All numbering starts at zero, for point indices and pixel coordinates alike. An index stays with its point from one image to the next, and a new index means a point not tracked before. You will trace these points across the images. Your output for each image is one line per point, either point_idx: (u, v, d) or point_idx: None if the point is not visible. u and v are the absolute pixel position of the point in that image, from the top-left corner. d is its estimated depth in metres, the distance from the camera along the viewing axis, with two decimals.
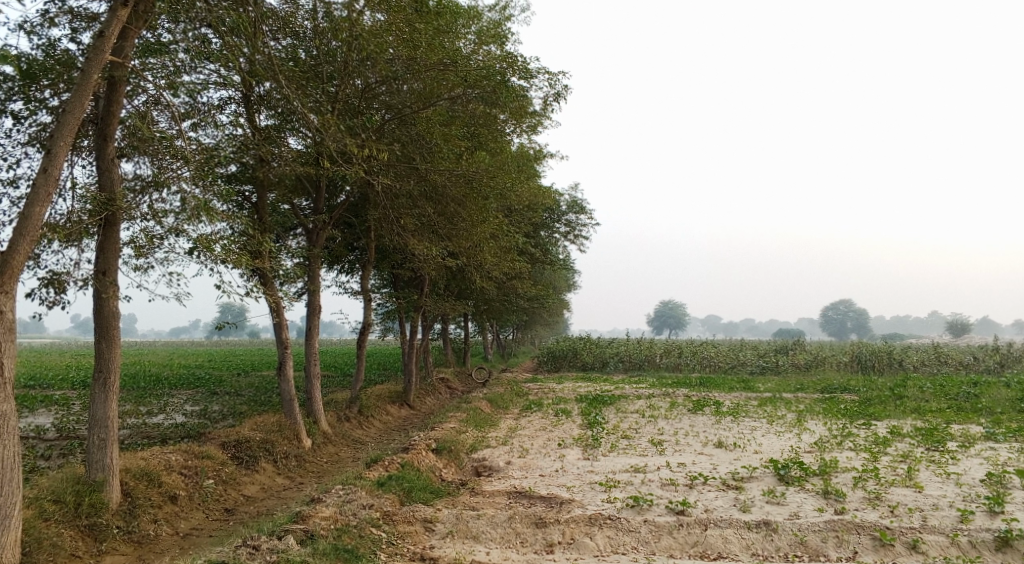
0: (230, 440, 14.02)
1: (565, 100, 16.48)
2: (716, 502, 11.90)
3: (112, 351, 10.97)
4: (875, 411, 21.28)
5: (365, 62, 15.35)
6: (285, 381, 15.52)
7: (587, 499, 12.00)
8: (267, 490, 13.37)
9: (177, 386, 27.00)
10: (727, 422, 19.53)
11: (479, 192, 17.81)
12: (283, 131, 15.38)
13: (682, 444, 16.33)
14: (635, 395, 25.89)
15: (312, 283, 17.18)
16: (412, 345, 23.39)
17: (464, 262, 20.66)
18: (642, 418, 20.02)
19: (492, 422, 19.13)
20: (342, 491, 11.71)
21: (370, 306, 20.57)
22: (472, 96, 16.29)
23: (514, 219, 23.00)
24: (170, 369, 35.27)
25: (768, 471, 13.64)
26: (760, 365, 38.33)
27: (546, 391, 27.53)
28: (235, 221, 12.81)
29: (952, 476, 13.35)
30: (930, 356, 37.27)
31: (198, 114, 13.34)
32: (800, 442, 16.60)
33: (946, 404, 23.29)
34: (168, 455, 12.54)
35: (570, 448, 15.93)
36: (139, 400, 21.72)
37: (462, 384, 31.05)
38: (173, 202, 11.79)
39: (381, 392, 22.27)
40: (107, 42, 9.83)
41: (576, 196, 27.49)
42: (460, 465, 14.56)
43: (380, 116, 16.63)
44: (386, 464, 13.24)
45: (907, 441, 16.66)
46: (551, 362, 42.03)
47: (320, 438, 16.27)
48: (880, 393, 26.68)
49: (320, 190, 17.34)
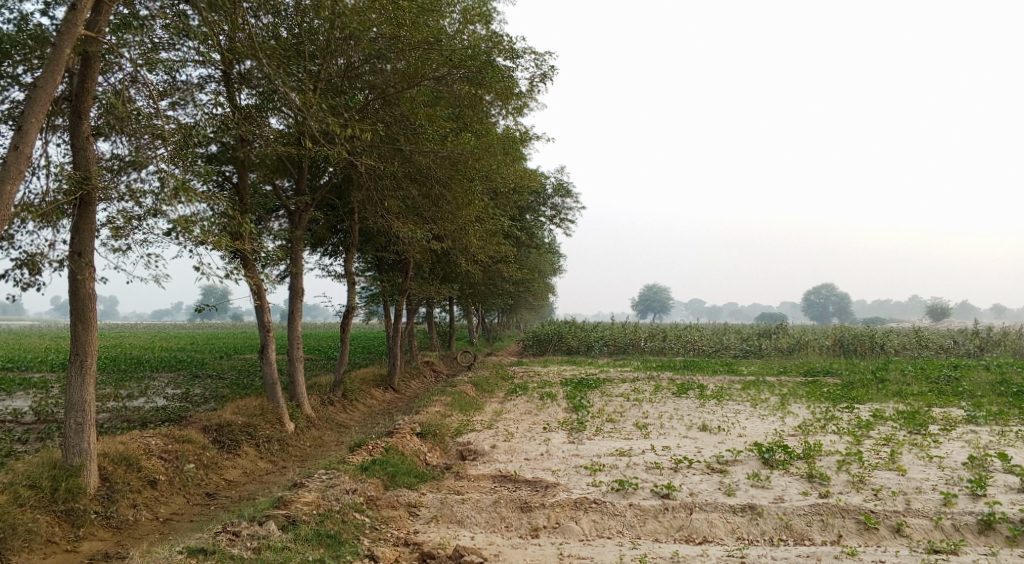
0: (212, 424, 13.87)
1: (551, 81, 16.27)
2: (701, 486, 11.89)
3: (88, 334, 10.76)
4: (858, 395, 21.37)
5: (348, 41, 15.09)
6: (267, 364, 15.35)
7: (572, 483, 11.95)
8: (249, 475, 13.23)
9: (158, 368, 26.73)
10: (712, 406, 19.54)
11: (465, 174, 17.62)
12: (264, 111, 15.12)
13: (667, 428, 16.31)
14: (620, 379, 25.88)
15: (295, 265, 16.96)
16: (397, 329, 23.23)
17: (448, 246, 20.50)
18: (627, 402, 19.99)
19: (477, 406, 19.05)
20: (325, 475, 11.59)
21: (354, 290, 20.38)
22: (458, 76, 16.09)
23: (499, 201, 22.83)
24: (151, 352, 34.93)
25: (752, 454, 13.66)
26: (743, 349, 38.55)
27: (531, 374, 27.52)
28: (215, 202, 12.58)
29: (935, 459, 13.40)
30: (911, 339, 37.58)
31: (177, 92, 13.08)
32: (784, 426, 16.62)
33: (927, 387, 23.46)
34: (148, 438, 12.36)
35: (556, 432, 15.88)
36: (120, 383, 21.47)
37: (448, 367, 30.96)
38: (151, 182, 11.55)
39: (365, 376, 22.13)
40: (79, 15, 9.56)
41: (562, 179, 27.32)
42: (445, 449, 14.48)
43: (364, 97, 16.38)
44: (369, 448, 13.12)
45: (890, 424, 16.73)
46: (536, 346, 41.95)
47: (303, 422, 16.12)
48: (862, 377, 26.80)
49: (302, 170, 17.10)
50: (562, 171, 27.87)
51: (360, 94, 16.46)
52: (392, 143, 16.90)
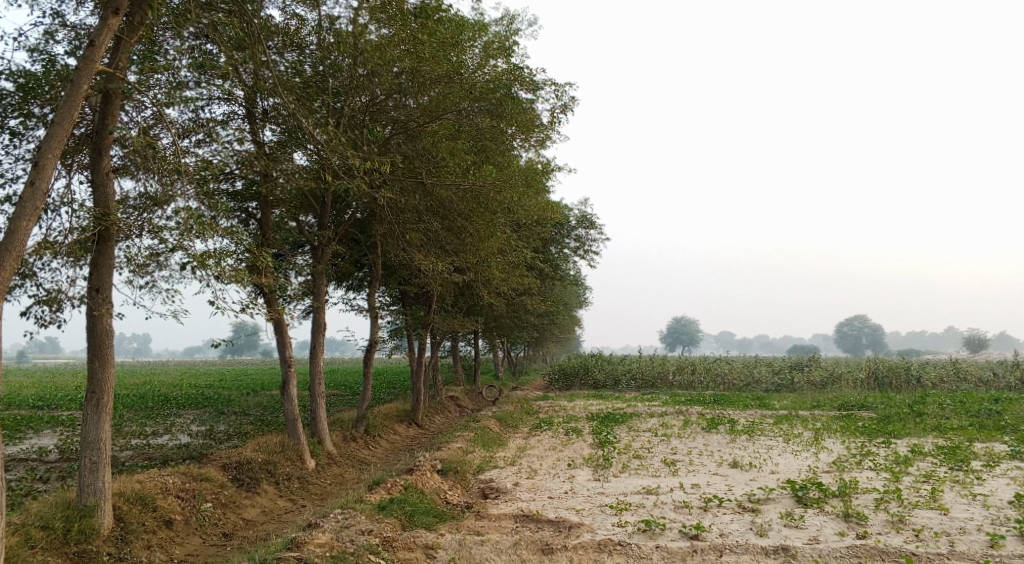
0: (231, 462, 13.68)
1: (572, 112, 16.21)
2: (732, 526, 11.43)
3: (105, 371, 10.68)
4: (894, 429, 20.67)
5: (371, 77, 15.13)
6: (288, 400, 15.18)
7: (597, 522, 11.55)
8: (267, 513, 12.98)
9: (185, 405, 26.71)
10: (742, 441, 19.01)
11: (486, 207, 17.58)
12: (287, 147, 15.12)
13: (696, 464, 15.84)
14: (648, 413, 25.33)
15: (317, 300, 16.85)
16: (421, 363, 23.01)
17: (471, 278, 20.32)
18: (655, 437, 19.51)
19: (501, 442, 18.69)
20: (341, 515, 11.33)
21: (377, 324, 20.23)
22: (479, 109, 16.03)
23: (523, 233, 22.67)
24: (179, 389, 35.14)
25: (785, 492, 13.16)
26: (774, 383, 37.75)
27: (557, 409, 27.11)
28: (236, 238, 12.50)
29: (979, 497, 12.81)
30: (948, 372, 36.61)
31: (202, 130, 13.13)
32: (817, 462, 16.07)
33: (967, 421, 22.67)
34: (165, 476, 12.17)
35: (581, 469, 15.48)
36: (145, 420, 21.43)
37: (473, 402, 30.66)
38: (171, 219, 11.52)
39: (389, 411, 21.89)
40: (97, 51, 9.62)
41: (585, 211, 27.13)
42: (467, 487, 14.14)
43: (386, 132, 16.37)
44: (388, 486, 12.84)
45: (929, 460, 16.09)
46: (562, 380, 41.44)
47: (324, 459, 15.88)
48: (899, 410, 25.98)
49: (326, 206, 17.07)
50: (586, 203, 27.70)
51: (382, 129, 16.44)
52: (414, 177, 16.82)
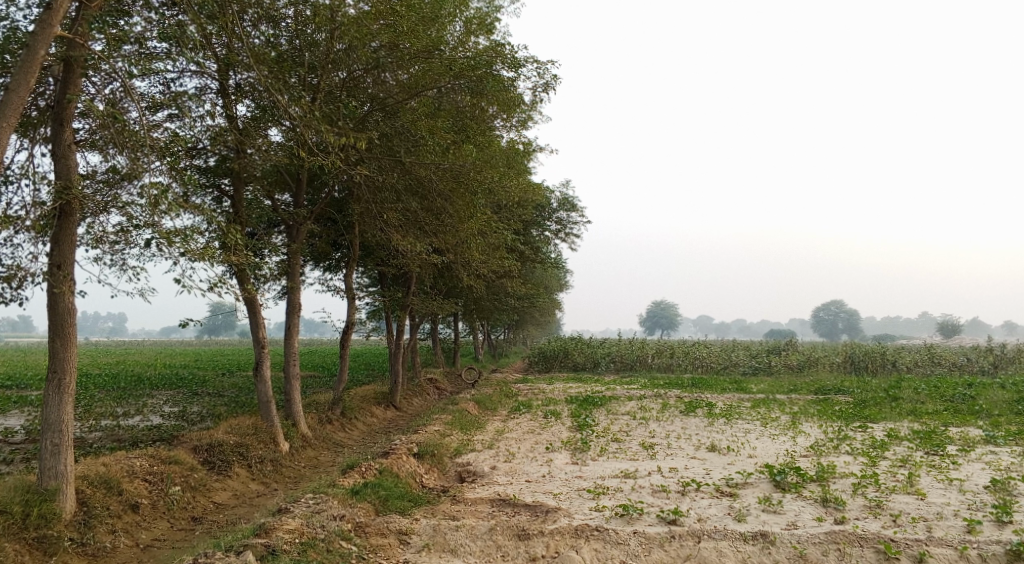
0: (202, 444, 13.38)
1: (554, 91, 15.93)
2: (710, 510, 11.33)
3: (67, 350, 10.36)
4: (870, 413, 20.74)
5: (349, 51, 14.74)
6: (261, 382, 14.86)
7: (574, 507, 11.40)
8: (239, 497, 12.71)
9: (157, 386, 26.23)
10: (720, 424, 18.97)
11: (467, 187, 17.01)
12: (262, 123, 14.69)
13: (674, 448, 15.74)
14: (627, 396, 25.28)
15: (292, 281, 16.48)
16: (399, 345, 22.72)
17: (451, 260, 20.02)
18: (634, 420, 19.41)
19: (479, 425, 18.50)
20: (312, 500, 11.07)
21: (355, 305, 19.88)
22: (459, 86, 15.74)
23: (503, 214, 22.40)
24: (153, 369, 34.63)
25: (763, 476, 13.09)
26: (752, 367, 37.98)
27: (536, 392, 27.00)
28: (206, 215, 12.14)
29: (955, 482, 12.80)
30: (924, 357, 36.92)
31: (172, 104, 12.71)
32: (795, 446, 16.03)
33: (942, 405, 22.80)
34: (132, 459, 11.85)
35: (559, 452, 15.33)
36: (116, 401, 20.99)
37: (452, 384, 30.49)
38: (138, 194, 11.13)
39: (366, 394, 21.63)
40: (54, 15, 9.26)
41: (567, 193, 26.87)
42: (444, 470, 13.94)
43: (364, 109, 15.98)
44: (362, 470, 12.60)
45: (905, 445, 16.10)
46: (542, 362, 41.33)
47: (299, 441, 15.59)
48: (875, 395, 26.07)
49: (301, 184, 16.65)
50: (568, 185, 27.41)
51: (360, 106, 16.04)
52: (392, 155, 16.45)
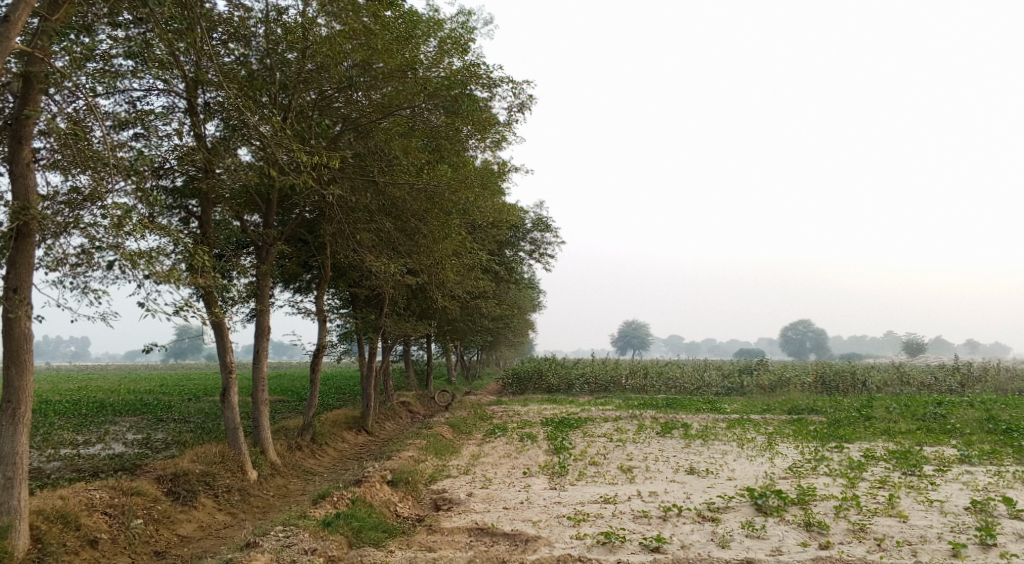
0: (167, 474, 12.86)
1: (529, 111, 15.72)
2: (693, 537, 11.08)
3: (22, 378, 9.89)
4: (845, 433, 20.66)
5: (320, 69, 14.44)
6: (229, 408, 14.35)
7: (555, 535, 11.08)
8: (204, 529, 12.21)
9: (121, 412, 25.44)
10: (697, 446, 18.75)
11: (442, 208, 16.75)
12: (231, 143, 14.32)
13: (653, 471, 15.48)
14: (602, 418, 24.98)
15: (261, 303, 16.04)
16: (371, 368, 22.27)
17: (425, 280, 19.66)
18: (610, 443, 19.11)
19: (453, 449, 18.10)
20: (282, 533, 10.64)
21: (326, 327, 19.40)
22: (433, 106, 15.45)
23: (478, 235, 22.14)
24: (116, 395, 33.60)
25: (744, 500, 12.84)
26: (725, 387, 38.00)
27: (511, 414, 26.61)
28: (173, 236, 11.72)
29: (935, 503, 12.66)
30: (893, 376, 37.18)
31: (138, 123, 12.33)
32: (773, 468, 15.84)
33: (914, 424, 22.84)
34: (91, 491, 11.32)
35: (536, 477, 14.98)
36: (77, 428, 20.26)
37: (426, 408, 30.02)
38: (100, 215, 10.72)
39: (337, 418, 21.12)
40: (12, 27, 8.92)
41: (541, 214, 26.70)
42: (419, 498, 13.52)
43: (335, 129, 15.68)
44: (334, 500, 12.16)
45: (882, 465, 15.99)
46: (516, 384, 40.79)
47: (267, 469, 15.08)
48: (848, 414, 26.08)
49: (271, 204, 16.28)
50: (542, 206, 27.24)
51: (332, 126, 15.76)
52: (365, 175, 16.22)
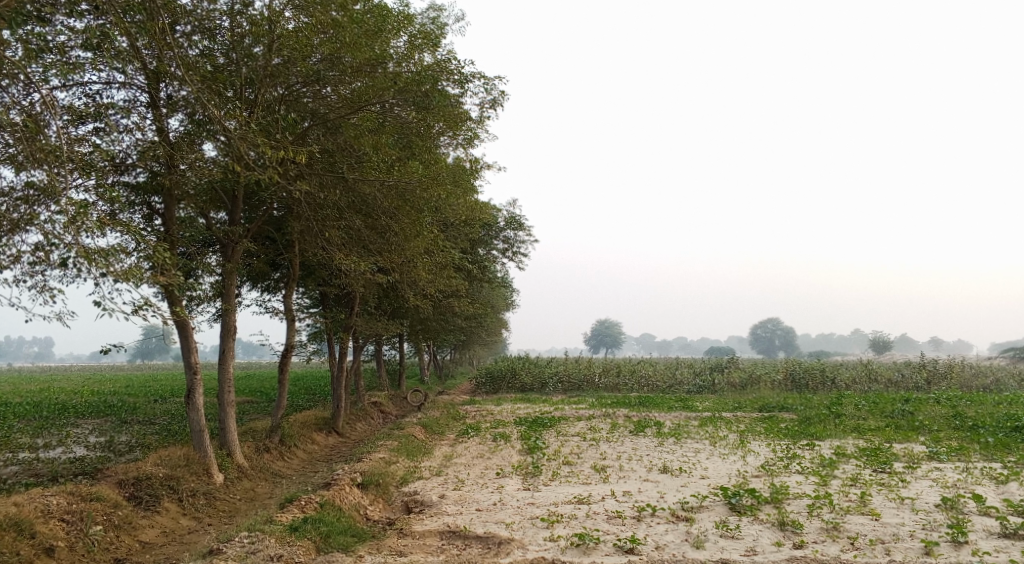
0: (129, 478, 12.48)
1: (501, 108, 15.55)
2: (667, 537, 10.98)
3: None
4: (816, 431, 20.73)
5: (288, 63, 14.15)
6: (194, 410, 14.00)
7: (528, 537, 10.91)
8: (168, 535, 11.87)
9: (84, 414, 24.88)
10: (670, 444, 18.68)
11: (413, 205, 16.48)
12: (196, 138, 13.96)
13: (627, 470, 15.37)
14: (575, 416, 24.87)
15: (227, 302, 15.68)
16: (341, 368, 21.92)
17: (395, 279, 19.38)
18: (583, 442, 18.98)
19: (425, 450, 17.86)
20: (247, 539, 10.38)
21: (295, 326, 19.04)
22: (404, 102, 15.19)
23: (451, 233, 21.91)
24: (80, 396, 32.80)
25: (718, 499, 12.76)
26: (697, 385, 38.13)
27: (484, 413, 26.36)
28: (133, 233, 11.36)
29: (907, 501, 12.67)
30: (861, 373, 37.52)
31: (98, 117, 11.95)
32: (746, 466, 15.81)
33: (883, 422, 23.01)
34: (48, 497, 10.94)
35: (509, 478, 14.79)
36: (37, 431, 19.70)
37: (398, 408, 29.67)
38: (56, 212, 10.34)
39: (307, 419, 20.76)
40: None
41: (514, 212, 26.52)
42: (389, 501, 13.28)
43: (304, 125, 15.38)
44: (302, 504, 11.89)
45: (853, 463, 16.02)
46: (489, 384, 40.55)
47: (234, 472, 14.74)
48: (818, 411, 26.22)
49: (237, 201, 15.91)
50: (515, 204, 27.04)
51: (300, 122, 15.43)
52: (335, 171, 15.93)
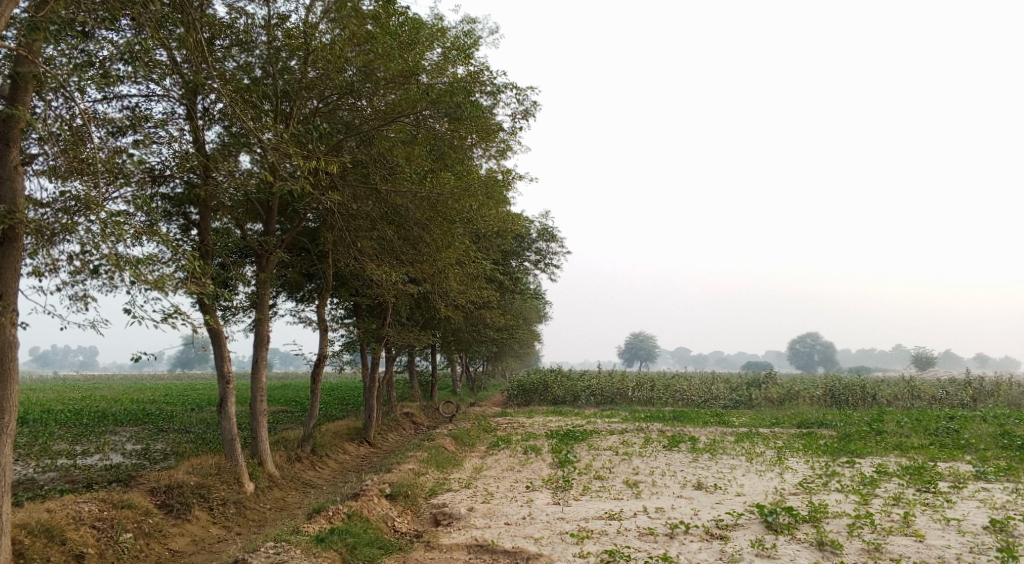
0: (160, 486, 12.52)
1: (533, 119, 15.46)
2: (701, 555, 10.69)
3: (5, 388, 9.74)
4: (856, 448, 20.18)
5: (323, 75, 14.23)
6: (226, 419, 14.01)
7: (557, 553, 10.71)
8: (197, 543, 11.88)
9: (122, 421, 25.19)
10: (705, 460, 18.33)
11: (445, 216, 16.37)
12: (231, 150, 14.04)
13: (660, 486, 15.07)
14: (608, 430, 24.58)
15: (260, 312, 15.72)
16: (374, 378, 21.89)
17: (427, 290, 19.33)
18: (616, 456, 18.69)
19: (456, 462, 17.72)
20: (273, 549, 10.32)
21: (327, 336, 19.05)
22: (436, 113, 15.15)
23: (482, 244, 21.83)
24: (120, 404, 33.27)
25: (754, 516, 12.41)
26: (733, 400, 37.56)
27: (516, 426, 26.18)
28: (167, 242, 11.44)
29: (952, 522, 12.21)
30: (903, 389, 36.61)
31: (134, 129, 12.07)
32: (783, 483, 15.41)
33: (927, 439, 22.37)
34: (80, 504, 11.00)
35: (539, 491, 14.59)
36: (76, 438, 19.96)
37: (430, 419, 29.61)
38: (91, 222, 10.44)
39: (339, 429, 20.76)
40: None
41: (547, 224, 26.38)
42: (418, 513, 13.16)
43: (337, 137, 15.41)
44: (330, 515, 11.82)
45: (896, 481, 15.53)
46: (522, 396, 40.31)
47: (265, 482, 14.73)
48: (859, 428, 25.54)
49: (272, 211, 15.96)
50: (547, 216, 26.91)
51: (333, 133, 15.46)
52: (368, 182, 15.94)
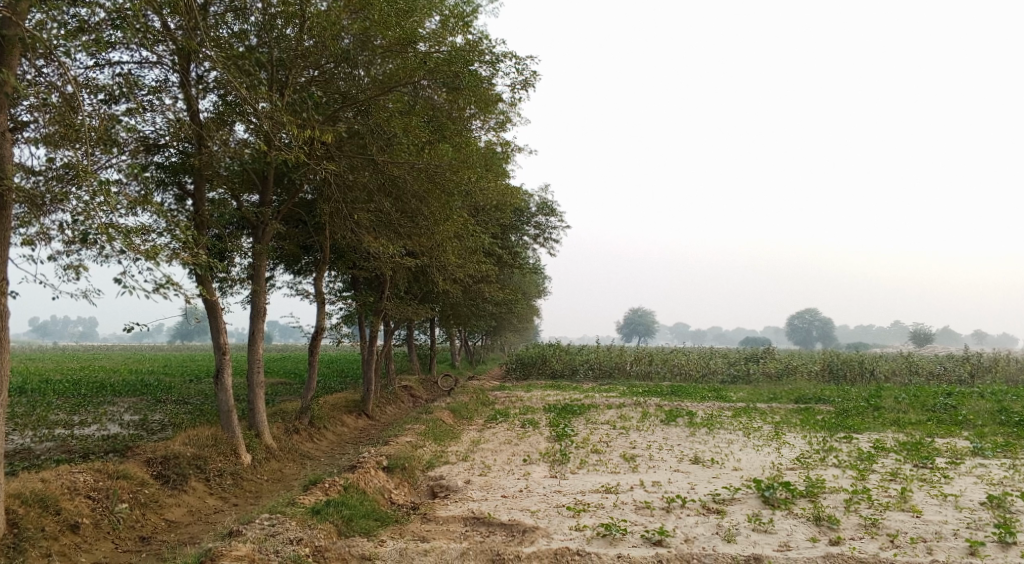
0: (156, 457, 12.47)
1: (532, 89, 15.19)
2: (697, 530, 10.67)
3: None
4: (853, 423, 20.16)
5: (320, 44, 13.96)
6: (223, 391, 13.94)
7: (553, 526, 10.68)
8: (194, 514, 11.88)
9: (120, 392, 25.16)
10: (702, 434, 18.31)
11: (443, 188, 16.17)
12: (226, 119, 13.82)
13: (657, 460, 15.04)
14: (606, 404, 24.57)
15: (257, 283, 15.58)
16: (372, 351, 21.82)
17: (425, 262, 19.20)
18: (613, 430, 18.66)
19: (453, 435, 17.70)
20: (268, 521, 10.31)
21: (325, 309, 18.93)
22: (435, 83, 14.92)
23: (481, 217, 21.65)
24: (118, 376, 33.21)
25: (751, 491, 12.38)
26: (731, 374, 37.62)
27: (513, 399, 26.18)
28: (161, 212, 11.31)
29: (950, 498, 12.18)
30: (901, 365, 36.60)
31: (127, 96, 11.87)
32: (780, 458, 15.39)
33: (925, 415, 22.35)
34: (75, 474, 10.95)
35: (536, 465, 14.57)
36: (73, 409, 19.93)
37: (428, 392, 29.62)
38: (82, 190, 10.28)
39: (337, 401, 20.74)
40: None
41: (547, 197, 26.18)
42: (415, 485, 13.14)
43: (334, 107, 15.18)
44: (325, 486, 11.80)
45: (893, 457, 15.51)
46: (520, 369, 40.38)
47: (262, 453, 14.70)
48: (857, 404, 25.54)
49: (268, 182, 15.74)
50: (547, 189, 26.69)
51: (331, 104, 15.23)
52: (365, 153, 15.72)
